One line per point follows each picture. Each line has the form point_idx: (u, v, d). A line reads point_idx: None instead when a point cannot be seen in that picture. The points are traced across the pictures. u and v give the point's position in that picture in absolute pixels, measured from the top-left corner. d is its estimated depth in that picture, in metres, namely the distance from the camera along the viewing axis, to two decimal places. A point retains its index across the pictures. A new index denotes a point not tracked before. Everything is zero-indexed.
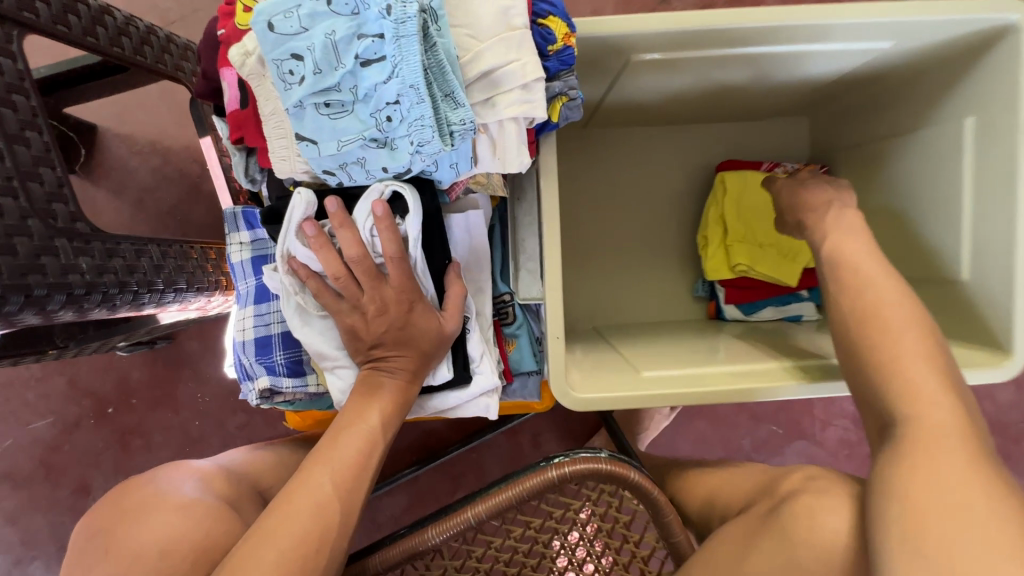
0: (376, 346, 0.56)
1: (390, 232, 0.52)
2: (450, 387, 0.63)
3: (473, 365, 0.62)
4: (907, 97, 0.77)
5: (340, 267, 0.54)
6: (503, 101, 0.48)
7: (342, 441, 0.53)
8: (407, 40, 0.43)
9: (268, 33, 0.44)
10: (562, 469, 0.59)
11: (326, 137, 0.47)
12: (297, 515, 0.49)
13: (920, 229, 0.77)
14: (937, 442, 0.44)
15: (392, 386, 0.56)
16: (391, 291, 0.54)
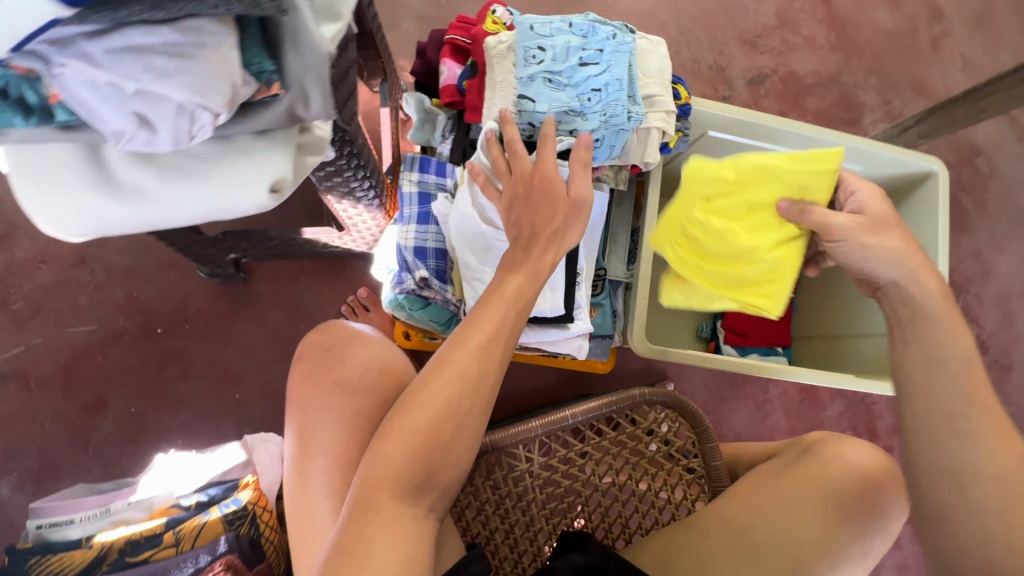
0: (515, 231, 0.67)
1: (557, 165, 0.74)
2: (557, 323, 0.80)
3: (575, 310, 0.81)
4: None
5: None
6: (654, 116, 0.74)
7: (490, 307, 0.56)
8: (618, 55, 0.71)
9: (528, 31, 0.71)
10: (644, 390, 0.77)
11: (542, 100, 0.71)
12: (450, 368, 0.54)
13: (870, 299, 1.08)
14: None
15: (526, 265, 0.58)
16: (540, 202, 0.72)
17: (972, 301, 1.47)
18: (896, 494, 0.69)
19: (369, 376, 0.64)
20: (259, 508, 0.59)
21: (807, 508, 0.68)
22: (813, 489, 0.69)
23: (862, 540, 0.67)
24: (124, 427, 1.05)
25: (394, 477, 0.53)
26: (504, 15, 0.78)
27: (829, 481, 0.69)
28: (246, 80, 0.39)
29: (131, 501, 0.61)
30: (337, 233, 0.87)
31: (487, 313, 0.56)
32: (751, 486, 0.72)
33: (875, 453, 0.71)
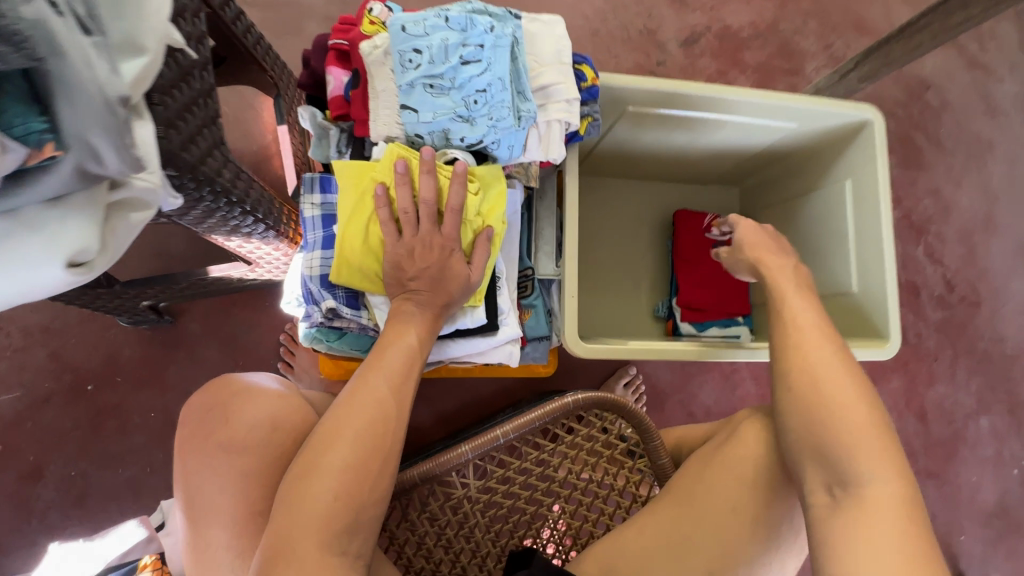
0: (413, 279, 0.70)
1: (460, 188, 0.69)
2: (481, 333, 0.77)
3: (501, 317, 0.78)
4: (801, 170, 1.10)
5: (411, 204, 0.70)
6: (552, 108, 0.70)
7: (386, 356, 0.66)
8: (500, 50, 0.65)
9: (401, 33, 0.65)
10: (577, 398, 0.72)
11: (426, 109, 0.67)
12: (360, 406, 0.61)
13: (819, 256, 1.05)
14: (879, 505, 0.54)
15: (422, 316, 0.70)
16: (439, 238, 0.70)
17: (934, 241, 1.44)
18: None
19: (258, 432, 0.63)
20: None
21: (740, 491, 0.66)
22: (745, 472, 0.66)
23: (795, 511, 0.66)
24: (67, 492, 1.00)
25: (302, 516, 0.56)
26: (382, 12, 0.71)
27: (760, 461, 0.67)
28: (7, 147, 0.33)
29: None
30: (245, 267, 0.83)
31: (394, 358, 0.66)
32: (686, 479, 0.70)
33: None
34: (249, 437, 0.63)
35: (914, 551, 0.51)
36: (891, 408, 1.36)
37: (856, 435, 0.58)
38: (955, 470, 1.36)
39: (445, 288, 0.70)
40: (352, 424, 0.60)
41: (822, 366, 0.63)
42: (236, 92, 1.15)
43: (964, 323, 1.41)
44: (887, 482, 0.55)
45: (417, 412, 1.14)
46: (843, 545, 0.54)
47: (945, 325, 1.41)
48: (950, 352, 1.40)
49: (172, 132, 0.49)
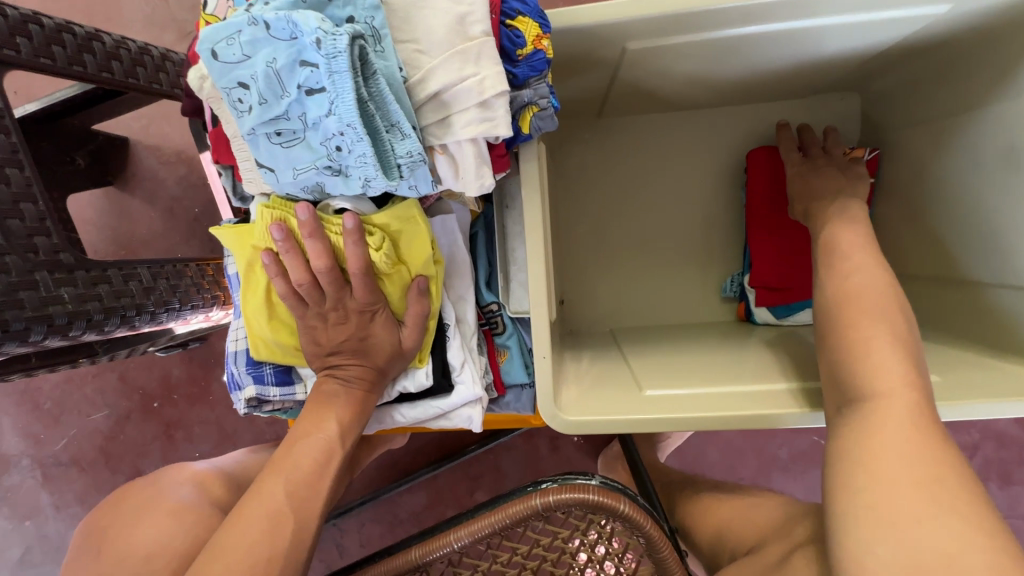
0: (333, 354, 0.55)
1: (360, 247, 0.49)
2: (430, 397, 0.61)
3: (454, 374, 0.60)
4: (962, 70, 0.66)
5: (305, 274, 0.51)
6: (460, 120, 0.46)
7: (297, 450, 0.53)
8: (340, 76, 0.41)
9: (213, 61, 0.43)
10: (547, 499, 0.55)
11: (282, 166, 0.47)
12: (250, 519, 0.48)
13: (986, 217, 0.64)
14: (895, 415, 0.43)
15: (346, 397, 0.55)
16: (353, 304, 0.53)
17: None
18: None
19: (133, 560, 0.52)
20: None
21: None
22: None
23: None
24: None
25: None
26: (220, 8, 0.50)
27: None
28: None
29: None
30: (205, 322, 0.76)
31: (304, 456, 0.52)
32: None
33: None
34: (125, 563, 0.52)
35: (977, 516, 0.37)
36: None
37: (870, 337, 0.49)
38: None
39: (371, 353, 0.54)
40: (237, 543, 0.47)
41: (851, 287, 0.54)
42: None
43: None
44: (903, 387, 0.45)
45: None
46: (847, 456, 0.44)
47: None
48: None
49: None
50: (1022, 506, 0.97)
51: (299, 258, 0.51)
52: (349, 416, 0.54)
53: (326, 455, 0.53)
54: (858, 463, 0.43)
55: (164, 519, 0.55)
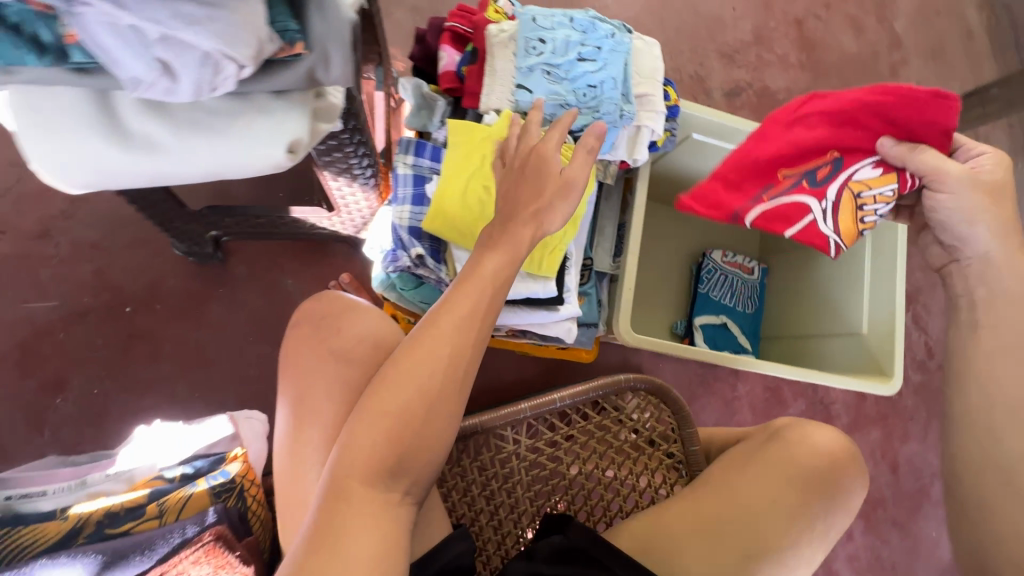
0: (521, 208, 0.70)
1: None
2: (547, 306, 0.82)
3: (565, 294, 0.83)
4: None
5: None
6: (644, 116, 0.78)
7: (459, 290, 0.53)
8: (615, 55, 0.74)
9: (530, 22, 0.74)
10: (625, 377, 0.78)
11: (540, 92, 0.74)
12: (430, 348, 0.51)
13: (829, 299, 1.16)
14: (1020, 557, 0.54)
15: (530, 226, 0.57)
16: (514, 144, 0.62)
17: (922, 310, 1.57)
18: (855, 475, 0.72)
19: (360, 349, 0.62)
20: (248, 481, 0.60)
21: (779, 488, 0.70)
22: (784, 473, 0.71)
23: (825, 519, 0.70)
24: (84, 409, 0.99)
25: (359, 450, 0.50)
26: (506, 5, 0.80)
27: (799, 466, 0.71)
28: (272, 37, 0.39)
29: (110, 473, 0.60)
30: (327, 214, 0.87)
31: (477, 280, 0.54)
32: (723, 470, 0.74)
33: (839, 437, 0.74)
34: (353, 350, 0.61)
35: None
36: (868, 457, 1.46)
37: None
38: (919, 525, 1.46)
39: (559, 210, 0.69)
40: (427, 355, 0.51)
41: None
42: None
43: (941, 389, 1.54)
44: None
45: None
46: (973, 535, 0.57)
47: (923, 387, 1.53)
48: (926, 414, 1.51)
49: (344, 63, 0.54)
50: None
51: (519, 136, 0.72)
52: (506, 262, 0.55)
53: (493, 283, 0.54)
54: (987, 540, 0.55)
55: (377, 320, 0.64)
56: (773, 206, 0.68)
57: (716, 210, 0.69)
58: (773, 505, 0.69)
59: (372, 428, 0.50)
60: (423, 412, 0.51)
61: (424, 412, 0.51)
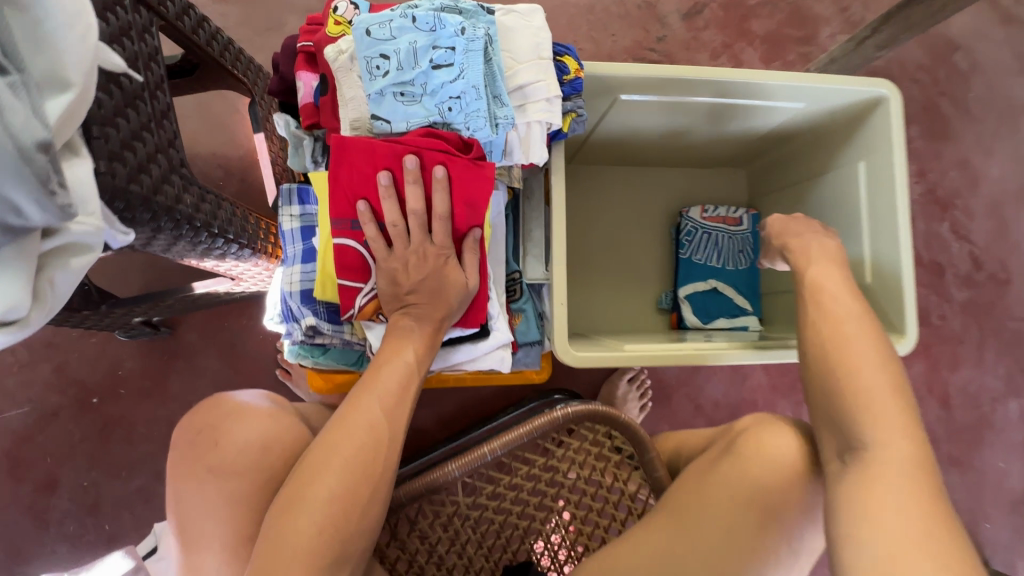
0: (410, 292, 0.68)
1: (444, 194, 0.66)
2: (473, 339, 0.76)
3: (491, 323, 0.77)
4: (805, 152, 1.04)
5: (398, 216, 0.67)
6: (533, 109, 0.66)
7: (383, 375, 0.63)
8: (474, 53, 0.60)
9: (365, 37, 0.61)
10: (566, 411, 0.69)
11: (399, 119, 0.64)
12: (354, 430, 0.59)
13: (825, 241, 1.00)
14: (891, 469, 0.52)
15: (421, 331, 0.68)
16: (433, 247, 0.69)
17: (961, 216, 1.35)
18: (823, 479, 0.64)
19: (247, 457, 0.60)
20: None
21: (734, 511, 0.63)
22: (741, 491, 0.64)
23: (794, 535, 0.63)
24: (81, 501, 1.03)
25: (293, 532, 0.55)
26: (348, 12, 0.68)
27: (756, 482, 0.64)
28: (18, 209, 0.36)
29: None
30: (230, 281, 0.82)
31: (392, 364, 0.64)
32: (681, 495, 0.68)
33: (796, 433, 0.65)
34: (237, 460, 0.60)
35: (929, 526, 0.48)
36: (911, 394, 1.30)
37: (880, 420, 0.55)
38: (980, 456, 1.31)
39: (442, 296, 0.68)
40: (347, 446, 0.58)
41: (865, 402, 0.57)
42: (220, 95, 1.12)
43: (993, 302, 1.33)
44: (900, 449, 0.53)
45: (417, 414, 1.13)
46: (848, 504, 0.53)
47: (971, 304, 1.33)
48: (977, 333, 1.33)
49: (117, 165, 0.46)
50: None
51: (394, 204, 0.67)
52: (423, 344, 0.67)
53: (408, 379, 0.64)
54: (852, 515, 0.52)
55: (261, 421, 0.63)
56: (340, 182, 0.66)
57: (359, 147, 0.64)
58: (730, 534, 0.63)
59: (296, 517, 0.55)
60: (349, 495, 0.57)
61: (354, 493, 0.57)
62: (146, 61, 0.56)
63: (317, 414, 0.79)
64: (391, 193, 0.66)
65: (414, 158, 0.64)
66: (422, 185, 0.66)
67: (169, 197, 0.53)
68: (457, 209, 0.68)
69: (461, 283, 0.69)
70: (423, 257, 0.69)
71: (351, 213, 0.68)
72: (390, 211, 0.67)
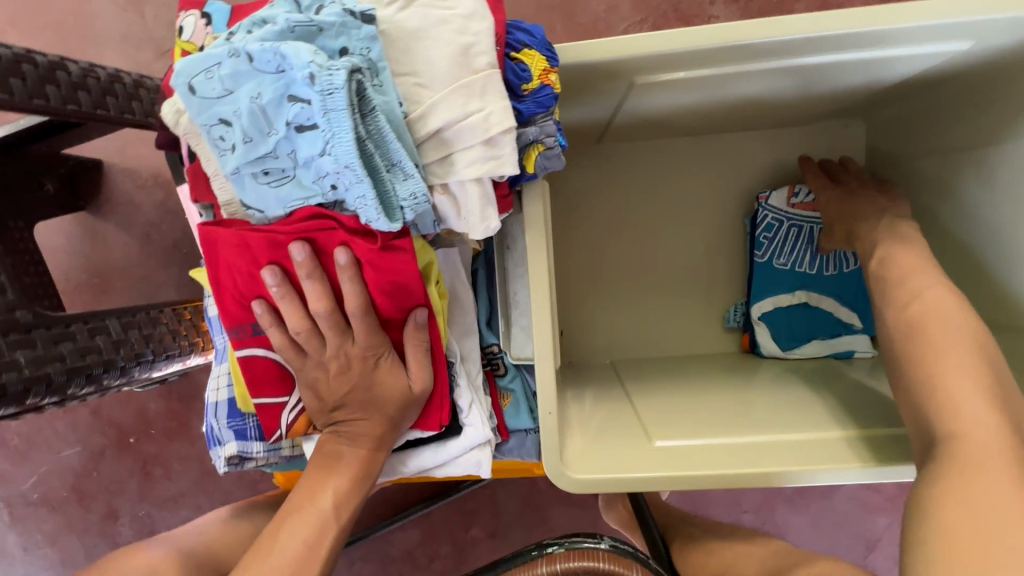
0: (338, 408, 0.51)
1: (355, 282, 0.46)
2: (439, 440, 0.58)
3: (462, 417, 0.58)
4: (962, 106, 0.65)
5: (302, 320, 0.48)
6: (463, 160, 0.42)
7: (281, 538, 0.50)
8: (337, 114, 0.37)
9: (192, 97, 0.40)
10: (552, 565, 0.52)
11: (273, 207, 0.44)
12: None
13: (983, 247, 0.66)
14: (981, 456, 0.42)
15: (351, 456, 0.51)
16: (356, 349, 0.49)
17: None
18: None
19: None
20: None
21: None
22: None
23: None
24: (140, 529, 1.10)
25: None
26: (198, 38, 0.46)
27: None
28: None
29: None
30: (179, 363, 0.71)
31: (303, 513, 0.50)
32: None
33: None
34: None
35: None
36: None
37: (972, 406, 0.44)
38: None
39: (378, 402, 0.50)
40: None
41: (959, 383, 0.46)
42: None
43: None
44: (985, 420, 0.43)
45: None
46: (930, 501, 0.42)
47: None
48: None
49: None
50: None
51: (294, 304, 0.48)
52: (347, 484, 0.50)
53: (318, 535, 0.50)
54: (942, 521, 0.40)
55: None
56: (224, 286, 0.49)
57: (221, 239, 0.46)
58: None
59: None
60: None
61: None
62: None
63: None
64: (285, 291, 0.47)
65: (301, 245, 0.45)
66: (323, 273, 0.46)
67: (5, 375, 0.51)
68: (378, 297, 0.48)
69: (402, 386, 0.50)
70: (346, 364, 0.50)
71: (245, 317, 0.50)
72: (290, 315, 0.48)
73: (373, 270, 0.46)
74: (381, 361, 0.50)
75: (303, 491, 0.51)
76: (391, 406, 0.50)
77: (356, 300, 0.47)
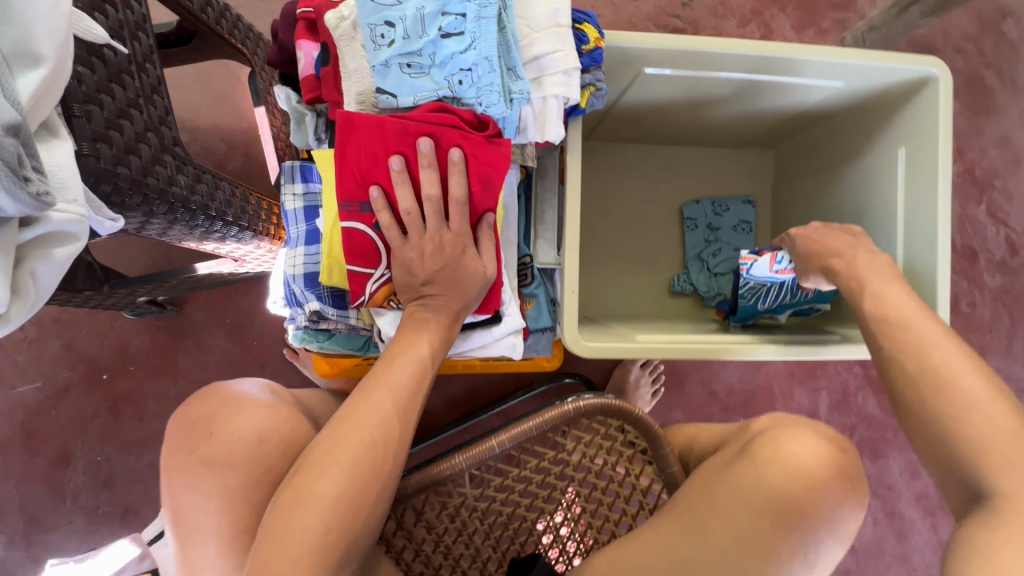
0: (427, 283, 0.64)
1: (461, 178, 0.61)
2: (482, 326, 0.73)
3: (503, 308, 0.73)
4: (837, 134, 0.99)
5: (412, 203, 0.62)
6: (548, 82, 0.61)
7: (394, 371, 0.59)
8: (486, 22, 0.55)
9: (369, 2, 0.56)
10: (578, 403, 0.67)
11: (405, 92, 0.59)
12: (362, 425, 0.55)
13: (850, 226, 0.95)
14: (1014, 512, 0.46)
15: (436, 321, 0.64)
16: (450, 235, 0.64)
17: (999, 198, 1.27)
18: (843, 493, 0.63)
19: (240, 450, 0.58)
20: None
21: (744, 521, 0.61)
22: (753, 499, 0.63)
23: (812, 548, 0.62)
24: (95, 474, 1.04)
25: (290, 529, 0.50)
26: None
27: (771, 489, 0.63)
28: None
29: None
30: (233, 263, 0.80)
31: (406, 353, 0.61)
32: (692, 496, 0.66)
33: (819, 440, 0.66)
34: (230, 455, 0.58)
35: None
36: None
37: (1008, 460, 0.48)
38: None
39: (460, 284, 0.64)
40: (355, 442, 0.54)
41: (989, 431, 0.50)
42: (221, 67, 1.08)
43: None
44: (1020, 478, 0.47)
45: (426, 395, 1.12)
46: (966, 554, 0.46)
47: (1004, 292, 1.27)
48: (1008, 320, 1.27)
49: (101, 145, 0.44)
50: (882, 476, 1.23)
51: (409, 190, 0.62)
52: (438, 340, 0.63)
53: (419, 373, 0.61)
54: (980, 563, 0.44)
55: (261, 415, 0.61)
56: (351, 164, 0.61)
57: (362, 126, 0.59)
58: (740, 543, 0.61)
59: (296, 514, 0.51)
60: (354, 493, 0.53)
61: (362, 492, 0.53)
62: (132, 29, 0.52)
63: (323, 401, 0.77)
64: (404, 177, 0.61)
65: (428, 139, 0.59)
66: (438, 168, 0.61)
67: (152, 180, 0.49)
68: (473, 190, 0.63)
69: (479, 273, 0.64)
70: (439, 247, 0.64)
71: (359, 193, 0.63)
72: (404, 198, 0.62)
73: (475, 169, 0.61)
74: (463, 248, 0.64)
75: (403, 335, 0.62)
76: (470, 288, 0.64)
77: (459, 194, 0.62)
